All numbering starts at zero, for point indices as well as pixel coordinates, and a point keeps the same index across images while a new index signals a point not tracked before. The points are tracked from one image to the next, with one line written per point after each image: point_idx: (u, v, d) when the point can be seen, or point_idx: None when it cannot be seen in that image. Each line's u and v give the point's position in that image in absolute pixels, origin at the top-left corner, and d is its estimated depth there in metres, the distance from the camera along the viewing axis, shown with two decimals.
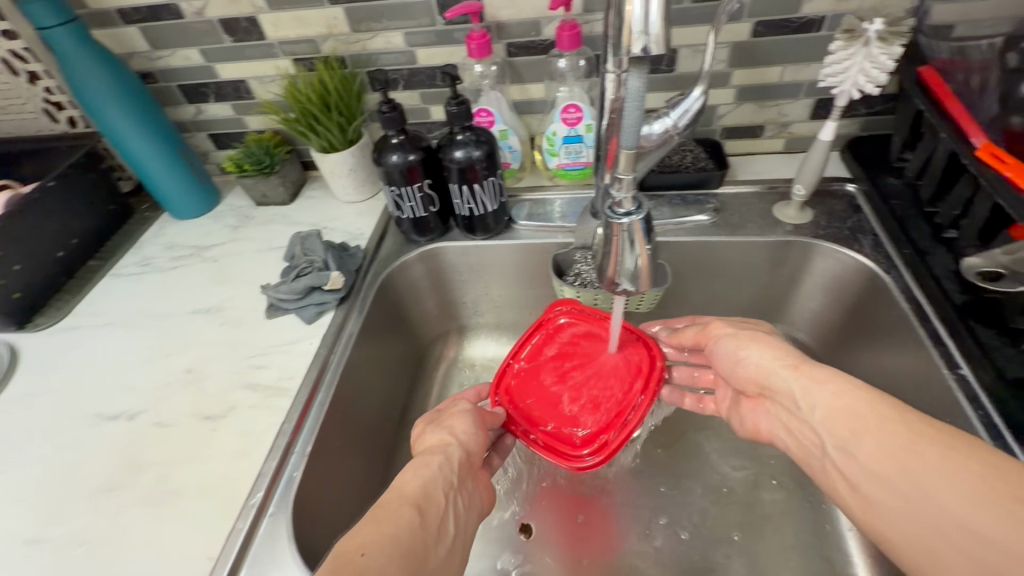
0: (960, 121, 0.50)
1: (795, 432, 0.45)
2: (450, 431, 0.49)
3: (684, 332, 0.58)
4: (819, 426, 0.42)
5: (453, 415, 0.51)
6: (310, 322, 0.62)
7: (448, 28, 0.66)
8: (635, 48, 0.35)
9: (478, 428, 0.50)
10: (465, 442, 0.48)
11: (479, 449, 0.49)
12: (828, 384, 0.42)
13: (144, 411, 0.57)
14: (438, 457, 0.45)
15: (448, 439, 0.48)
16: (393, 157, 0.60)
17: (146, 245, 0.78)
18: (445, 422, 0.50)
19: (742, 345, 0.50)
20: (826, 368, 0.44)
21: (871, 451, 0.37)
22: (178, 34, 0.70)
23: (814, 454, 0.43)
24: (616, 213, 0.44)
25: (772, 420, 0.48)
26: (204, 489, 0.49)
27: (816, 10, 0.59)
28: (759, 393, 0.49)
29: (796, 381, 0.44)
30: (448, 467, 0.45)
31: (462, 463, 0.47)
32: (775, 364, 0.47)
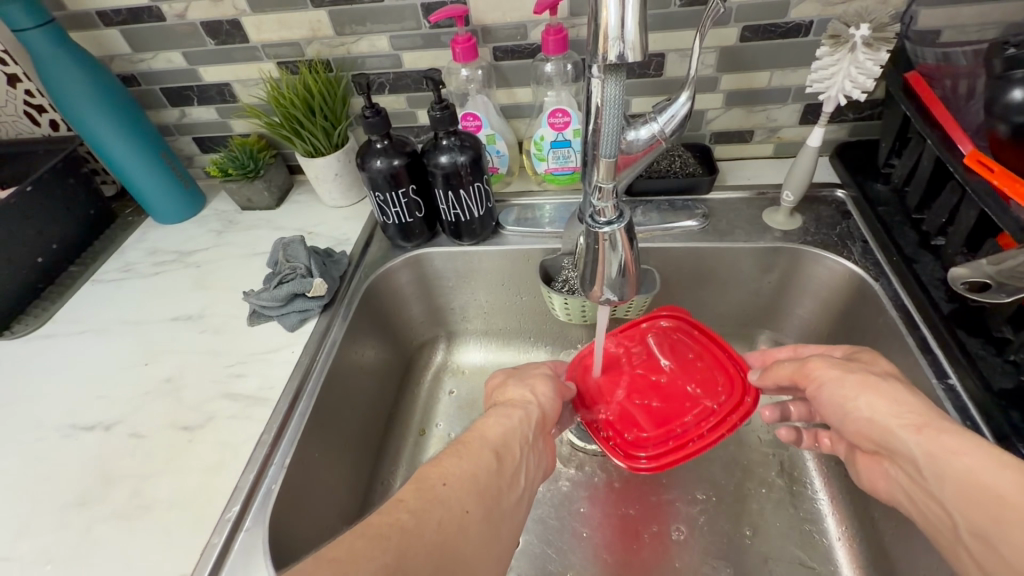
0: (945, 127, 0.49)
1: (923, 503, 0.39)
2: (533, 391, 0.50)
3: (779, 369, 0.50)
4: (949, 502, 0.36)
5: (537, 376, 0.52)
6: (293, 330, 0.61)
7: (433, 32, 0.65)
8: (611, 56, 0.35)
9: (556, 394, 0.51)
10: (544, 402, 0.50)
11: (555, 411, 0.50)
12: (960, 454, 0.35)
13: (121, 421, 0.55)
14: (518, 412, 0.47)
15: (530, 396, 0.50)
16: (378, 162, 0.60)
17: (128, 250, 0.77)
18: (527, 381, 0.52)
19: (851, 396, 0.43)
20: (960, 430, 0.37)
21: (1013, 545, 0.31)
22: (160, 37, 0.69)
23: (951, 538, 0.37)
24: (598, 223, 0.43)
25: (893, 481, 0.42)
26: (180, 503, 0.48)
27: (803, 15, 0.59)
28: (877, 450, 0.43)
29: (919, 445, 0.38)
30: (527, 423, 0.46)
31: (539, 421, 0.48)
32: (891, 421, 0.40)
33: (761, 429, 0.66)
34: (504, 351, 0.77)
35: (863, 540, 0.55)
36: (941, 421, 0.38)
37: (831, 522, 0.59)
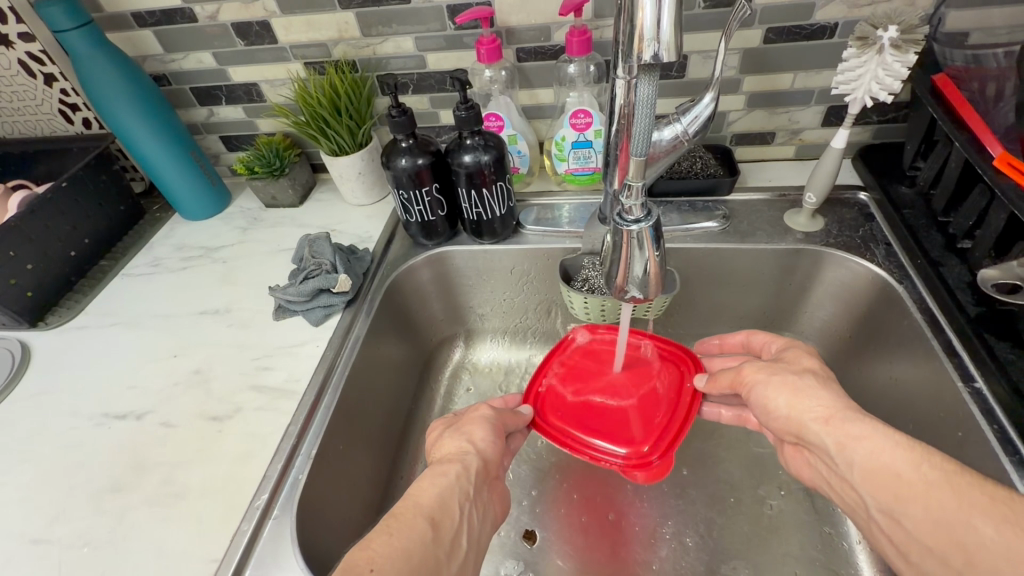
0: (974, 129, 0.49)
1: (839, 490, 0.41)
2: (470, 440, 0.47)
3: (721, 377, 0.51)
4: (860, 487, 0.38)
5: (475, 421, 0.50)
6: (317, 325, 0.62)
7: (457, 33, 0.66)
8: (646, 55, 0.35)
9: (496, 436, 0.49)
10: (483, 450, 0.47)
11: (496, 458, 0.48)
12: (865, 441, 0.38)
13: (152, 411, 0.57)
14: (455, 466, 0.44)
15: (467, 448, 0.47)
16: (402, 161, 0.60)
17: (157, 245, 0.79)
18: (464, 429, 0.49)
19: (772, 392, 0.45)
20: (862, 418, 0.40)
21: (919, 522, 0.34)
22: (192, 38, 0.71)
23: (864, 517, 0.39)
24: (626, 221, 0.43)
25: (815, 471, 0.44)
26: (209, 490, 0.49)
27: (829, 17, 0.59)
28: (797, 443, 0.45)
29: (830, 437, 0.40)
30: (465, 476, 0.44)
31: (480, 472, 0.45)
32: (805, 415, 0.42)
33: None
34: (522, 350, 0.77)
35: None
36: (846, 413, 0.41)
37: (852, 526, 0.58)
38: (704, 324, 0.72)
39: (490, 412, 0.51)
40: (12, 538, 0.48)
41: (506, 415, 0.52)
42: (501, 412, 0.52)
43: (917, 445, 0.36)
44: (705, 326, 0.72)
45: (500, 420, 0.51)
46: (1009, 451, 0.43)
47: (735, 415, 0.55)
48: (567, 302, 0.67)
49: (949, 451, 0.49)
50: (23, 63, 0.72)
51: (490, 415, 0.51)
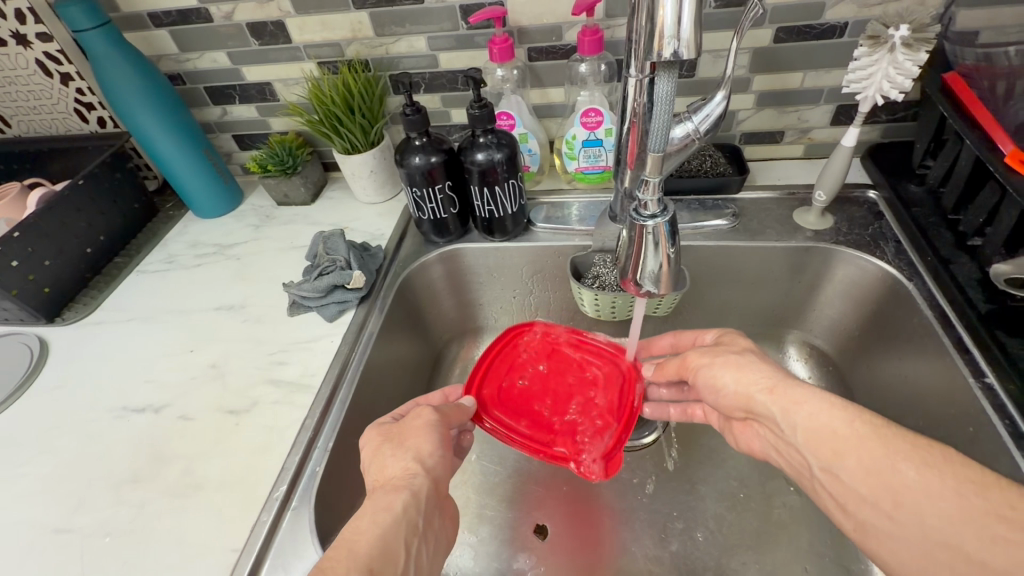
0: (986, 127, 0.49)
1: (786, 456, 0.41)
2: (418, 458, 0.44)
3: (668, 365, 0.54)
4: (803, 449, 0.39)
5: (419, 432, 0.46)
6: (331, 321, 0.63)
7: (469, 33, 0.67)
8: (665, 53, 0.36)
9: (442, 449, 0.46)
10: (431, 469, 0.44)
11: (444, 475, 0.46)
12: (803, 405, 0.39)
13: (169, 404, 0.58)
14: (402, 496, 0.41)
15: (415, 468, 0.44)
16: (416, 158, 0.61)
17: (171, 242, 0.80)
18: (408, 443, 0.45)
19: (719, 368, 0.46)
20: (801, 385, 0.41)
21: (854, 472, 0.35)
22: (207, 38, 0.72)
23: (808, 478, 0.40)
24: (641, 215, 0.44)
25: (764, 442, 0.44)
26: (227, 482, 0.50)
27: (839, 17, 0.59)
28: (747, 417, 0.45)
29: (775, 405, 0.41)
30: (414, 505, 0.41)
31: (430, 496, 0.43)
32: (752, 389, 0.43)
33: None
34: None
35: None
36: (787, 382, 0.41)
37: None
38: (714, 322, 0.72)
39: (435, 416, 0.48)
40: (34, 527, 0.49)
41: (447, 414, 0.50)
42: (443, 413, 0.50)
43: (851, 406, 0.37)
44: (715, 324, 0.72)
45: (444, 424, 0.49)
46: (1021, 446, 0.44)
47: (683, 412, 0.55)
48: (578, 300, 0.68)
49: (961, 446, 0.49)
50: (41, 62, 0.73)
51: (435, 425, 0.47)
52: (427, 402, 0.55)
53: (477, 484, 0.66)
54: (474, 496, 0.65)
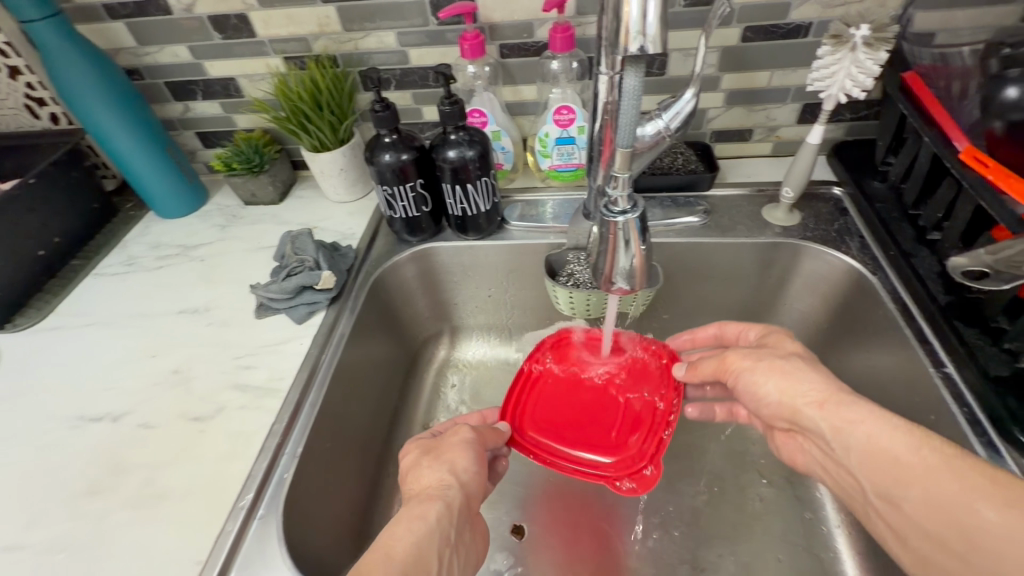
0: (942, 125, 0.51)
1: (835, 474, 0.43)
2: (453, 473, 0.46)
3: (702, 366, 0.54)
4: (859, 472, 0.40)
5: (457, 449, 0.48)
6: (301, 322, 0.62)
7: (440, 29, 0.66)
8: (631, 48, 0.36)
9: (478, 466, 0.48)
10: (465, 485, 0.46)
11: (477, 493, 0.47)
12: (861, 425, 0.40)
13: (129, 412, 0.55)
14: (437, 506, 0.42)
15: (449, 481, 0.45)
16: (386, 156, 0.60)
17: (132, 244, 0.77)
18: (444, 457, 0.47)
19: (760, 376, 0.47)
20: (859, 404, 0.41)
21: (921, 505, 0.36)
22: (167, 31, 0.69)
23: (861, 501, 0.41)
24: (612, 212, 0.44)
25: (808, 454, 0.46)
26: (191, 492, 0.48)
27: (803, 17, 0.60)
28: (790, 427, 0.47)
29: (826, 421, 0.42)
30: (447, 519, 0.42)
31: (461, 511, 0.44)
32: (798, 401, 0.44)
33: None
34: (508, 346, 0.77)
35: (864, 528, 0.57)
36: (840, 398, 0.42)
37: (831, 511, 0.60)
38: (688, 318, 0.73)
39: (470, 435, 0.50)
40: None
41: (485, 433, 0.51)
42: (481, 432, 0.51)
43: (917, 430, 0.38)
44: (689, 320, 0.73)
45: (479, 442, 0.50)
46: (979, 433, 0.45)
47: (727, 412, 0.58)
48: (553, 298, 0.68)
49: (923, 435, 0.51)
50: None
51: (472, 443, 0.49)
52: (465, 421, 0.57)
53: None
54: None
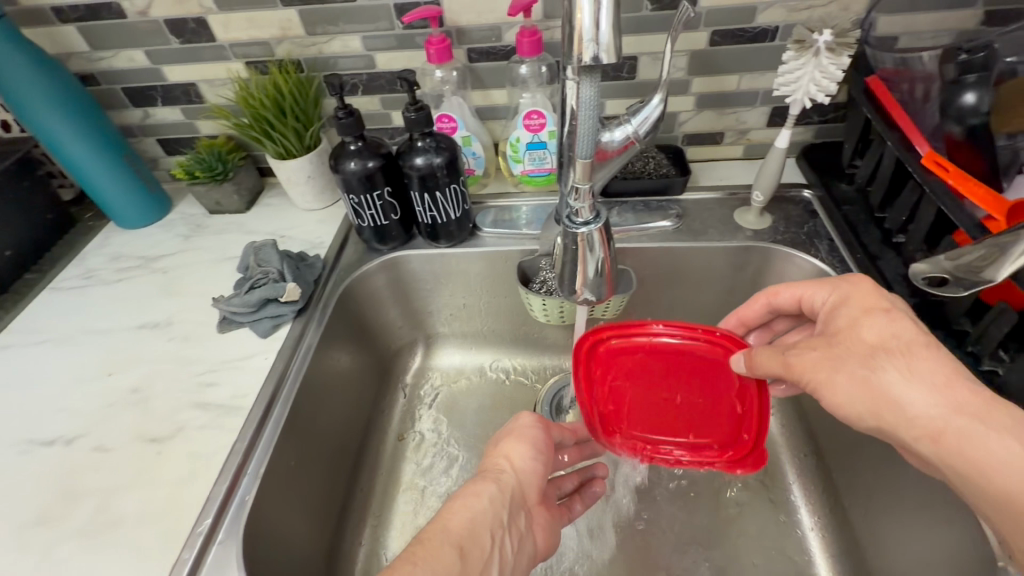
0: (904, 129, 0.51)
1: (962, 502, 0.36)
2: (507, 458, 0.43)
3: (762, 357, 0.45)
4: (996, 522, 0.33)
5: (521, 434, 0.45)
6: (265, 336, 0.60)
7: (407, 32, 0.65)
8: (586, 57, 0.35)
9: (542, 454, 0.45)
10: (520, 471, 0.43)
11: (535, 480, 0.43)
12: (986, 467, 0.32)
13: (83, 435, 0.53)
14: (490, 487, 0.40)
15: (504, 465, 0.43)
16: (351, 163, 0.59)
17: (90, 256, 0.74)
18: (502, 443, 0.45)
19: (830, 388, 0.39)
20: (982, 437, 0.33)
21: None
22: (122, 35, 0.67)
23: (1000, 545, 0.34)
24: (575, 223, 0.45)
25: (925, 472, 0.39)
26: (148, 517, 0.47)
27: (769, 21, 0.60)
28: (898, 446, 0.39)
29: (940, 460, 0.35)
30: (499, 500, 0.39)
31: (515, 495, 0.41)
32: (902, 432, 0.36)
33: None
34: (484, 354, 0.76)
35: (838, 530, 0.57)
36: (960, 427, 0.34)
37: (806, 514, 0.60)
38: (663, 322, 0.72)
39: (533, 421, 0.47)
40: None
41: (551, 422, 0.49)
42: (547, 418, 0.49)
43: None
44: None
45: (545, 431, 0.47)
46: None
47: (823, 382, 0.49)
48: (526, 305, 0.67)
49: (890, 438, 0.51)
50: None
51: (536, 429, 0.46)
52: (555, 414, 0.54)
53: (428, 498, 0.64)
54: (426, 511, 0.63)
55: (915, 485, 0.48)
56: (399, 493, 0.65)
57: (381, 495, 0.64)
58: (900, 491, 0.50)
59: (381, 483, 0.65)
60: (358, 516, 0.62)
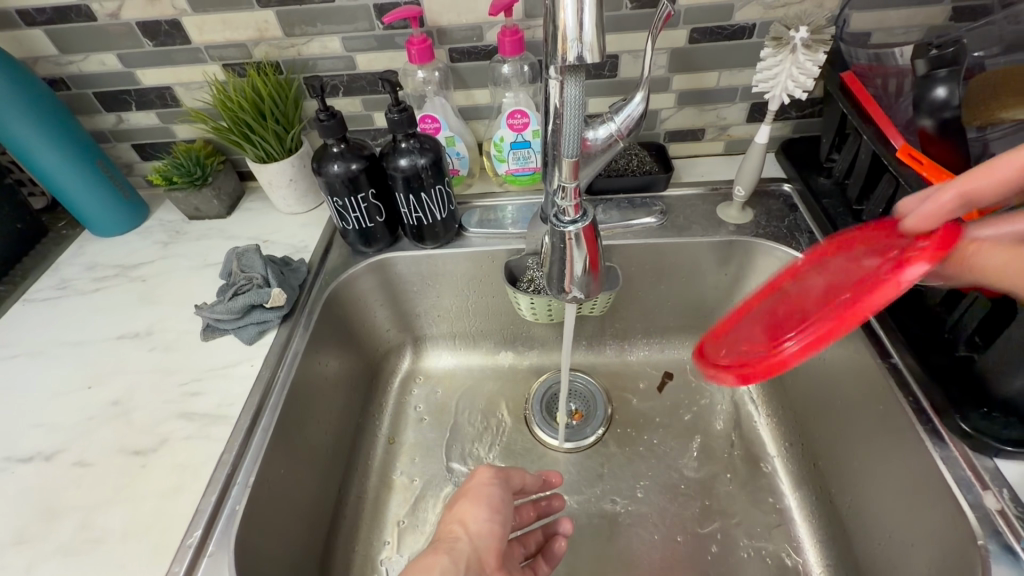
0: (879, 124, 0.52)
1: None
2: (461, 523, 0.46)
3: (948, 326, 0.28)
4: None
5: (476, 496, 0.48)
6: (250, 343, 0.59)
7: (387, 33, 0.64)
8: (570, 56, 0.35)
9: (492, 519, 0.47)
10: (475, 535, 0.45)
11: (491, 542, 0.45)
12: None
13: (63, 450, 0.52)
14: (442, 557, 0.41)
15: (458, 531, 0.45)
16: (334, 166, 0.58)
17: (64, 266, 0.72)
18: (456, 510, 0.47)
19: None
20: None
21: None
22: (93, 38, 0.65)
23: None
24: (563, 222, 0.46)
25: None
26: (134, 532, 0.46)
27: (747, 18, 0.61)
28: None
29: None
30: (453, 570, 0.41)
31: (470, 561, 0.43)
32: None
33: (724, 417, 0.68)
34: (473, 354, 0.76)
35: (824, 516, 0.58)
36: None
37: (793, 502, 0.61)
38: (650, 317, 0.73)
39: (487, 481, 0.49)
40: None
41: (506, 476, 0.51)
42: (501, 479, 0.51)
43: None
44: (651, 320, 0.73)
45: (502, 486, 0.50)
46: (923, 420, 0.47)
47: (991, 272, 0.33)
48: (515, 304, 0.67)
49: (874, 425, 0.52)
50: None
51: (491, 487, 0.49)
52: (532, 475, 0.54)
53: (421, 501, 0.64)
54: (418, 514, 0.63)
55: (897, 469, 0.49)
56: (390, 497, 0.64)
57: (372, 499, 0.64)
58: (883, 475, 0.51)
59: (372, 488, 0.65)
60: (350, 521, 0.62)
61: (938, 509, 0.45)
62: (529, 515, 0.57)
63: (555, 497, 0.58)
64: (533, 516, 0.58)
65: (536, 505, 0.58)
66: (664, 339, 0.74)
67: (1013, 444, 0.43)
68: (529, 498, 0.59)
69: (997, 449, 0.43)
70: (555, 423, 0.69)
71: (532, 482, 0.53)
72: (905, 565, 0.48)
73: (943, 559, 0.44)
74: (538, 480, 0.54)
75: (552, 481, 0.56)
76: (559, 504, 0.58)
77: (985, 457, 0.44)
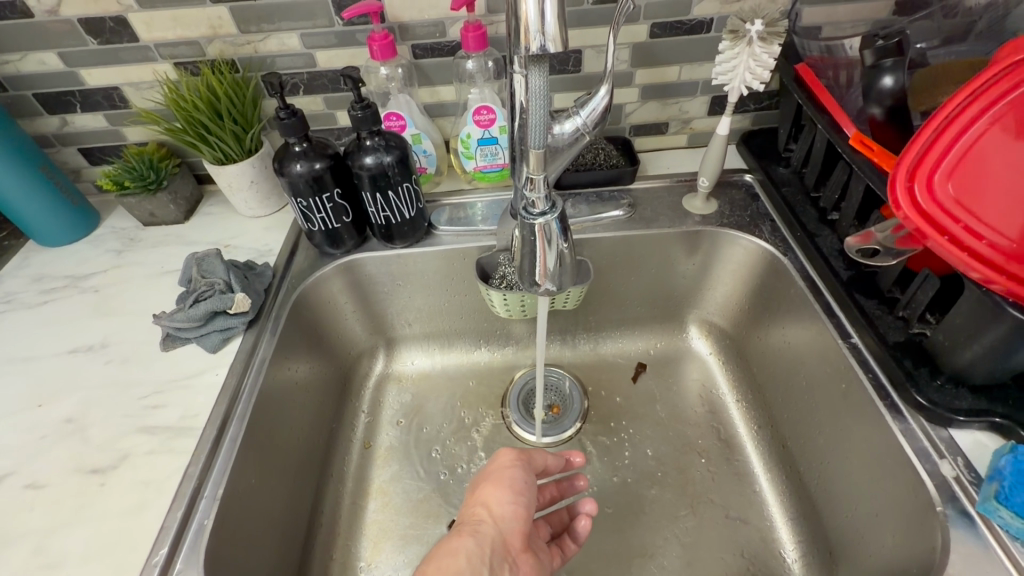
0: (831, 112, 0.54)
1: None
2: (485, 506, 0.45)
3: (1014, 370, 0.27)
4: None
5: (499, 479, 0.48)
6: (213, 352, 0.57)
7: (348, 29, 0.63)
8: (533, 47, 0.35)
9: (515, 504, 0.46)
10: (499, 519, 0.45)
11: (514, 526, 0.45)
12: None
13: (12, 473, 0.49)
14: (467, 542, 0.42)
15: (482, 514, 0.45)
16: (297, 165, 0.56)
17: (7, 278, 0.68)
18: (478, 494, 0.47)
19: None
20: None
21: None
22: (29, 36, 0.61)
23: None
24: (531, 214, 0.47)
25: None
26: (94, 554, 0.43)
27: (704, 13, 0.63)
28: None
29: None
30: (478, 556, 0.41)
31: (495, 546, 0.43)
32: None
33: (697, 403, 0.70)
34: (447, 354, 0.75)
35: (792, 494, 0.60)
36: None
37: (765, 483, 0.63)
38: (621, 310, 0.74)
39: (511, 461, 0.49)
40: None
41: (529, 454, 0.51)
42: (524, 458, 0.50)
43: None
44: (623, 313, 0.74)
45: (524, 467, 0.50)
46: (882, 397, 0.49)
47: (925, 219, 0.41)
48: (487, 301, 0.66)
49: (837, 403, 0.54)
50: None
51: (514, 469, 0.49)
52: (553, 460, 0.53)
53: (398, 503, 0.63)
54: (397, 518, 0.62)
55: (860, 444, 0.51)
56: (368, 502, 0.63)
57: (349, 506, 0.63)
58: (847, 452, 0.53)
59: (349, 493, 0.64)
60: (326, 530, 0.60)
61: (898, 480, 0.47)
62: (552, 494, 0.57)
63: (578, 477, 0.58)
64: (556, 496, 0.58)
65: (559, 484, 0.58)
66: (635, 330, 0.75)
67: (965, 414, 0.45)
68: (551, 478, 0.59)
69: (951, 420, 0.46)
70: (533, 419, 0.69)
71: (554, 463, 0.53)
72: (870, 536, 0.50)
73: (904, 528, 0.46)
74: (560, 461, 0.54)
75: (574, 462, 0.56)
76: (582, 484, 0.57)
77: (941, 428, 0.46)
